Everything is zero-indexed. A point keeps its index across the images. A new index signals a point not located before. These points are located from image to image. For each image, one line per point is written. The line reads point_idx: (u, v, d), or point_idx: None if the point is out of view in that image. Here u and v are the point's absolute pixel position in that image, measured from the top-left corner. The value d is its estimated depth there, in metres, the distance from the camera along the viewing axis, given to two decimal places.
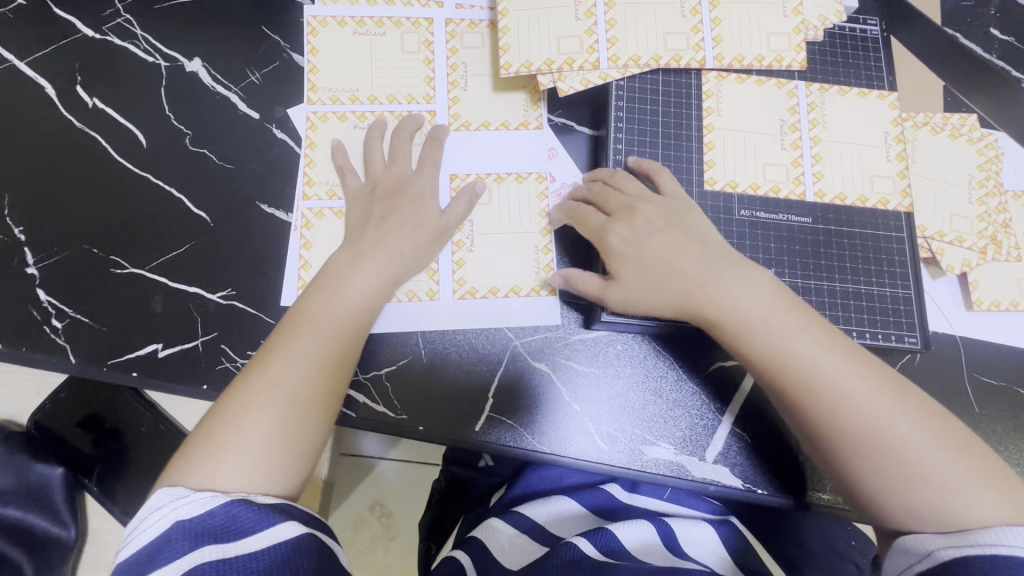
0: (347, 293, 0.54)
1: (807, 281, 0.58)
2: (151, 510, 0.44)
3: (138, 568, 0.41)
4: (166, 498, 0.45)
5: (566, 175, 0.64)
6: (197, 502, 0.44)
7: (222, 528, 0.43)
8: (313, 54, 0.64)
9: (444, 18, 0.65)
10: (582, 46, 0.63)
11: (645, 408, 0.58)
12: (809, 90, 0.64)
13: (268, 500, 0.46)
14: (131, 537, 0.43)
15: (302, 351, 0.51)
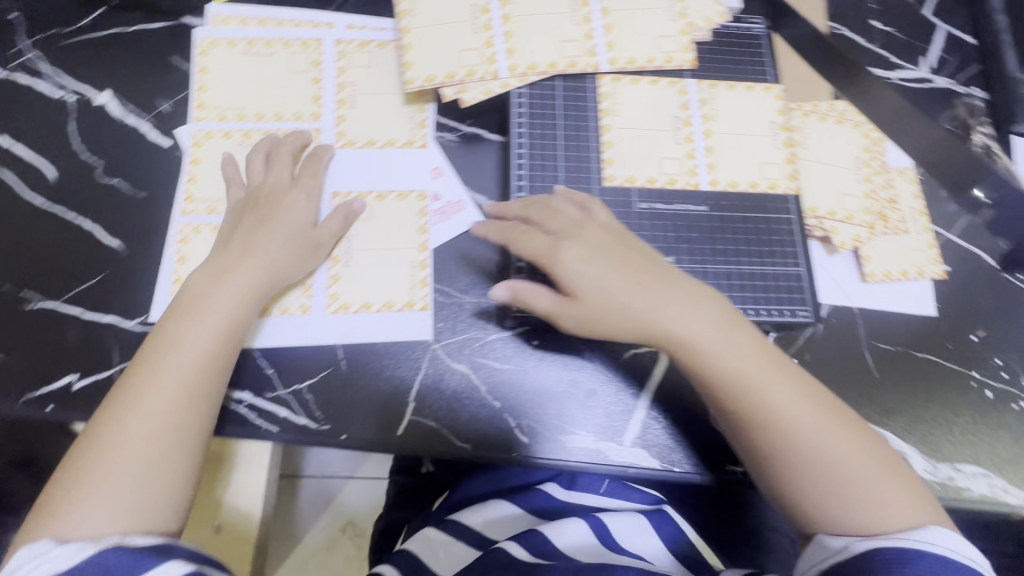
0: (220, 322, 0.54)
1: (704, 266, 0.61)
2: (14, 568, 0.44)
3: None
4: (27, 555, 0.44)
5: (446, 195, 0.68)
6: (58, 556, 0.44)
7: (91, 574, 0.43)
8: (202, 72, 0.68)
9: (335, 39, 0.71)
10: (482, 58, 0.66)
11: (561, 398, 0.61)
12: (700, 87, 0.68)
13: (146, 541, 0.46)
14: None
15: (159, 365, 0.52)
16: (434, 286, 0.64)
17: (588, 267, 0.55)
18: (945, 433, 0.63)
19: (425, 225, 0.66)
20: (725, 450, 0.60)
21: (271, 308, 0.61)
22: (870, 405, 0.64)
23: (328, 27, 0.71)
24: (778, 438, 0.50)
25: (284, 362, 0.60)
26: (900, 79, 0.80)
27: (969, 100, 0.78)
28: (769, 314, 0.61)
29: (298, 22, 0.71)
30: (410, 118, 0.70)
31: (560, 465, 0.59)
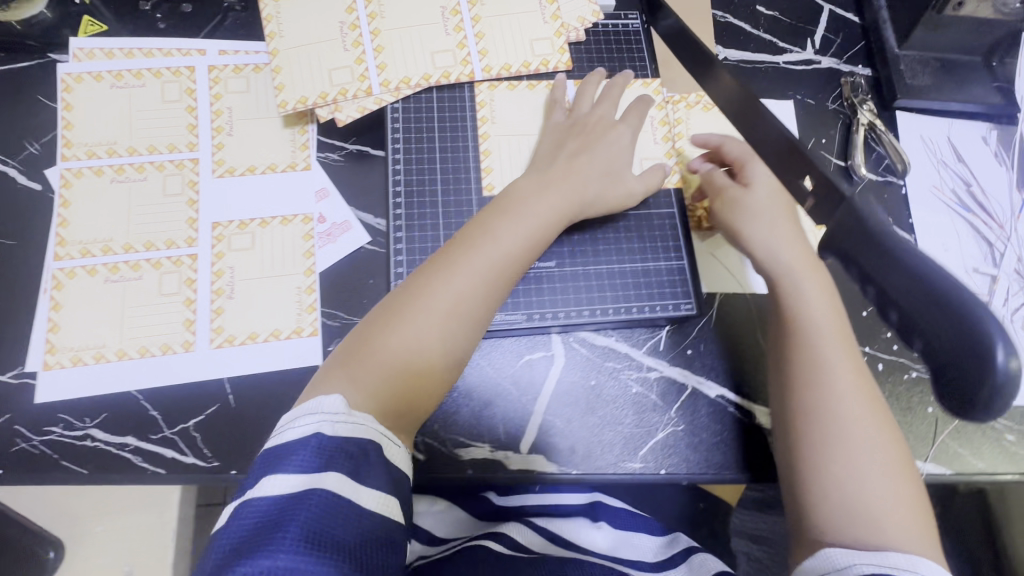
0: (501, 266, 0.57)
1: (586, 267, 0.65)
2: (306, 412, 0.48)
3: (273, 463, 0.45)
4: (320, 404, 0.49)
5: (331, 216, 0.67)
6: (344, 424, 0.48)
7: (351, 454, 0.46)
8: (67, 109, 0.67)
9: (207, 65, 0.69)
10: (354, 75, 0.65)
11: (456, 411, 0.61)
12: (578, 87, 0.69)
13: (323, 438, 0.46)
14: (282, 432, 0.48)
15: (471, 248, 0.57)
16: (321, 309, 0.63)
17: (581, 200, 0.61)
18: None
19: (312, 248, 0.65)
20: (620, 447, 0.62)
21: (152, 348, 0.60)
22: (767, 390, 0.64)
23: (200, 54, 0.70)
24: (816, 397, 0.55)
25: (168, 401, 0.59)
26: (785, 62, 0.81)
27: (852, 78, 0.79)
28: (649, 310, 0.64)
29: (167, 51, 0.69)
30: (292, 140, 0.68)
31: (457, 477, 0.59)
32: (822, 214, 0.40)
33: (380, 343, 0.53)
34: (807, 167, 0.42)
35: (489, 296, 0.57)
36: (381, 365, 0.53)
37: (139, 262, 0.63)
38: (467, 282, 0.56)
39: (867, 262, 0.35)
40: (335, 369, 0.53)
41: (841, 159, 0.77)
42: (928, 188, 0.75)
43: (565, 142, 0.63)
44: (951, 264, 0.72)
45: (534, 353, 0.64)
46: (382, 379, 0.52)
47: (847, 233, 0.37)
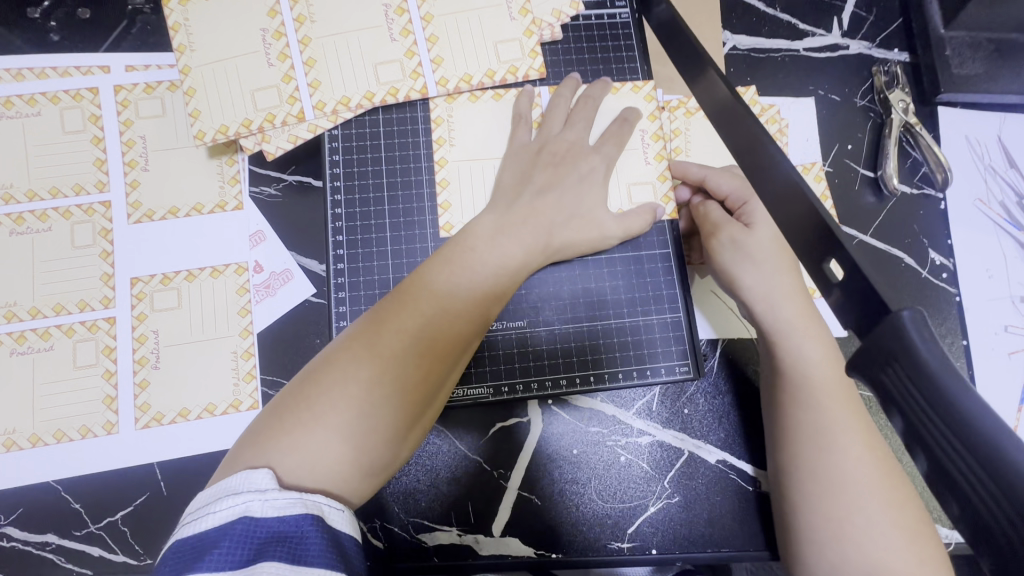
0: (506, 267, 0.50)
1: (563, 325, 0.56)
2: (227, 491, 0.37)
3: (190, 557, 0.34)
4: (247, 480, 0.37)
5: (268, 264, 0.57)
6: (280, 500, 0.37)
7: (288, 536, 0.35)
8: None
9: (113, 85, 0.58)
10: (281, 97, 0.55)
11: (418, 491, 0.54)
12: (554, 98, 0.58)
13: (268, 506, 0.36)
14: (194, 518, 0.36)
15: (501, 227, 0.51)
16: (262, 377, 0.55)
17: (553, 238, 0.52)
18: None
19: (248, 304, 0.56)
20: (605, 525, 0.54)
21: (70, 432, 0.52)
22: None
23: (103, 72, 0.58)
24: (824, 460, 0.46)
25: (91, 492, 0.52)
26: (805, 48, 0.67)
27: (887, 67, 0.66)
28: (637, 374, 0.55)
29: (64, 69, 0.58)
30: (219, 173, 0.58)
31: (421, 566, 0.53)
32: (850, 315, 0.29)
33: (331, 387, 0.42)
34: (831, 247, 0.31)
35: (467, 324, 0.47)
36: (339, 418, 0.41)
37: (48, 329, 0.54)
38: (443, 311, 0.46)
39: (907, 404, 0.22)
40: (274, 429, 0.41)
41: (869, 168, 0.65)
42: (972, 202, 0.64)
43: (508, 169, 0.54)
44: (996, 294, 0.62)
45: (507, 420, 0.56)
46: (347, 436, 0.41)
47: (887, 358, 0.24)
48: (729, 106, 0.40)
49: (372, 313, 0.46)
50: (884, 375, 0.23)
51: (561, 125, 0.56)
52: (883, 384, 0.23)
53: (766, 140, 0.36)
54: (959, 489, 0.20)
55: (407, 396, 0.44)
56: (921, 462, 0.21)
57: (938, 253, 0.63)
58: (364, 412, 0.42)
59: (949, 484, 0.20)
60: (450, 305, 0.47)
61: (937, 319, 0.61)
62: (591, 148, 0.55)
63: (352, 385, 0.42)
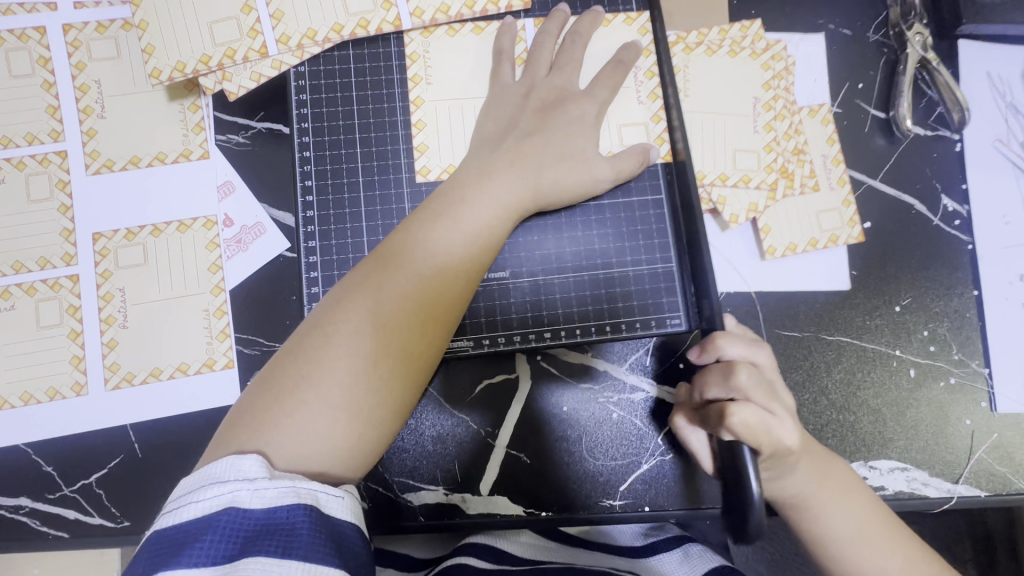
0: (490, 215, 0.46)
1: (549, 278, 0.52)
2: (212, 478, 0.35)
3: (171, 549, 0.33)
4: (234, 468, 0.35)
5: (238, 218, 0.54)
6: (269, 491, 0.34)
7: (276, 528, 0.34)
8: None
9: (62, 24, 0.54)
10: (241, 29, 0.51)
11: (404, 450, 0.52)
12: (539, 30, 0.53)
13: (255, 497, 0.34)
14: (179, 505, 0.34)
15: (483, 172, 0.47)
16: (237, 336, 0.52)
17: (539, 185, 0.48)
18: (868, 437, 0.55)
19: (219, 260, 0.53)
20: (604, 485, 0.53)
21: (37, 394, 0.50)
22: None
23: (50, 10, 0.54)
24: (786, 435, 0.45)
25: (62, 455, 0.50)
26: None
27: None
28: (626, 328, 0.52)
29: (6, 7, 0.53)
30: (183, 120, 0.54)
31: (409, 525, 0.52)
32: None
33: (324, 359, 0.40)
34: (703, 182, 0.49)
35: (465, 283, 0.45)
36: (336, 390, 0.39)
37: (7, 288, 0.51)
38: (436, 272, 0.44)
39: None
40: (266, 408, 0.39)
41: (881, 110, 0.61)
42: (991, 142, 0.60)
43: (500, 111, 0.50)
44: (1011, 241, 0.59)
45: (495, 377, 0.54)
46: (353, 411, 0.39)
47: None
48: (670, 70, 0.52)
49: (357, 277, 0.43)
50: None
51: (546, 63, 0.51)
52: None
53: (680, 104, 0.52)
54: None
55: (411, 367, 0.42)
56: None
57: (952, 199, 0.59)
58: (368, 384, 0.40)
59: None
60: (445, 265, 0.44)
61: (947, 267, 0.58)
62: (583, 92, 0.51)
63: (350, 359, 0.40)
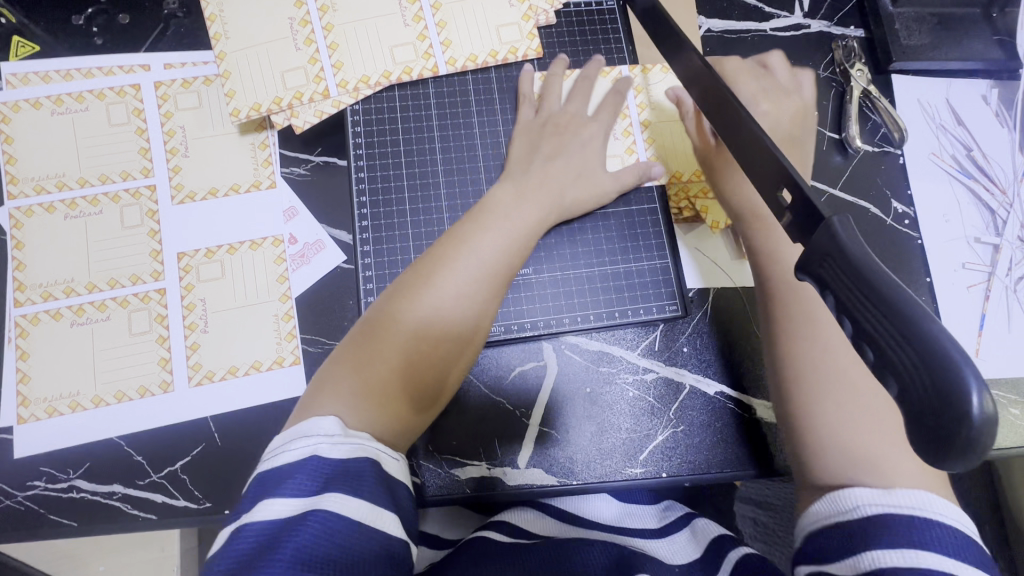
0: None
1: (564, 274, 0.63)
2: (299, 434, 0.43)
3: (271, 483, 0.40)
4: (316, 426, 0.43)
5: (300, 236, 0.63)
6: (345, 445, 0.42)
7: (352, 474, 0.41)
8: (10, 142, 0.62)
9: (153, 81, 0.64)
10: (308, 77, 0.61)
11: (449, 432, 0.59)
12: (634, 73, 0.66)
13: (338, 449, 0.42)
14: (275, 454, 0.42)
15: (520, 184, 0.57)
16: (302, 336, 0.60)
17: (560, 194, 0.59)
18: None
19: (285, 272, 0.62)
20: (621, 456, 0.60)
21: (128, 392, 0.58)
22: (768, 379, 0.63)
23: (144, 70, 0.64)
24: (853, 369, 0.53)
25: (152, 445, 0.57)
26: (772, 28, 0.75)
27: (845, 42, 0.74)
28: (631, 314, 0.62)
29: (108, 69, 0.64)
30: (253, 156, 0.64)
31: (456, 498, 0.58)
32: (798, 232, 0.38)
33: (357, 370, 0.48)
34: (783, 179, 0.39)
35: (489, 302, 0.53)
36: (384, 376, 0.48)
37: (104, 302, 0.60)
38: (450, 292, 0.52)
39: (837, 285, 0.34)
40: (320, 393, 0.47)
41: (835, 131, 0.73)
42: (927, 155, 0.72)
43: (539, 144, 0.61)
44: (952, 235, 0.70)
45: (525, 364, 0.62)
46: (371, 411, 0.46)
47: (824, 255, 0.35)
48: (706, 83, 0.48)
49: (405, 284, 0.52)
50: (824, 268, 0.35)
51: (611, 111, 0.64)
52: (820, 275, 0.35)
53: (736, 104, 0.44)
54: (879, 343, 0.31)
55: (423, 374, 0.50)
56: (868, 351, 0.31)
57: (900, 203, 0.71)
58: (403, 376, 0.49)
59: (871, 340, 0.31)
60: (478, 284, 0.53)
61: (902, 259, 0.69)
62: (589, 117, 0.63)
63: (380, 359, 0.49)
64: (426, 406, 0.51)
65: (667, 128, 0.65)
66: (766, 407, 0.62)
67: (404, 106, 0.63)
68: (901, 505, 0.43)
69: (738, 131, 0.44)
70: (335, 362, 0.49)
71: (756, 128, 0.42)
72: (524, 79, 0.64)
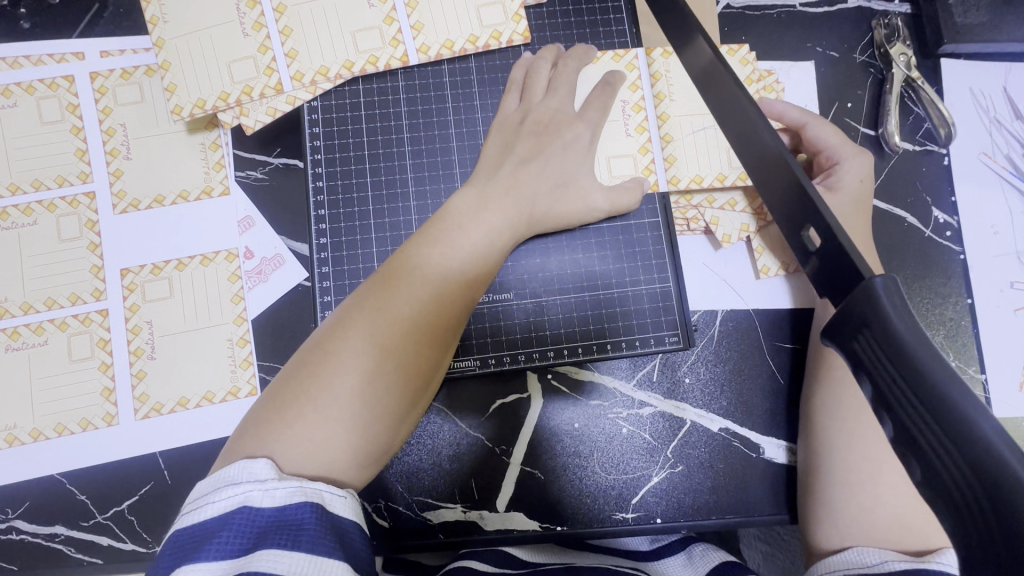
0: (496, 234, 0.48)
1: (551, 297, 0.56)
2: (225, 481, 0.34)
3: (190, 546, 0.31)
4: (245, 470, 0.34)
5: (256, 250, 0.56)
6: (279, 490, 0.33)
7: (286, 524, 0.32)
8: None
9: (89, 72, 0.57)
10: (258, 68, 0.54)
11: (421, 471, 0.54)
12: (651, 57, 0.58)
13: (277, 491, 0.33)
14: (193, 508, 0.33)
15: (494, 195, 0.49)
16: (259, 363, 0.54)
17: (543, 207, 0.51)
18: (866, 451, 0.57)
19: (240, 291, 0.55)
20: (617, 494, 0.54)
21: (69, 425, 0.53)
22: (779, 414, 0.56)
23: (78, 59, 0.57)
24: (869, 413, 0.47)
25: (96, 483, 0.52)
26: (801, 3, 0.65)
27: (888, 20, 0.63)
28: (626, 343, 0.55)
29: (38, 58, 0.57)
30: (203, 157, 0.57)
31: (427, 544, 0.53)
32: (825, 285, 0.30)
33: (338, 370, 0.38)
34: (808, 216, 0.31)
35: (484, 281, 0.47)
36: (338, 406, 0.38)
37: (41, 324, 0.54)
38: (445, 269, 0.45)
39: (876, 371, 0.24)
40: (288, 408, 0.37)
41: (869, 127, 0.63)
42: (976, 155, 0.63)
43: (515, 143, 0.52)
44: (1001, 249, 0.61)
45: (507, 397, 0.56)
46: (359, 416, 0.38)
47: (859, 325, 0.25)
48: (713, 71, 0.38)
49: (361, 294, 0.43)
50: (857, 342, 0.25)
51: (612, 106, 0.55)
52: (855, 352, 0.25)
53: (749, 107, 0.35)
54: (926, 458, 0.22)
55: (420, 368, 0.42)
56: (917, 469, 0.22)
57: (942, 211, 0.61)
58: (365, 401, 0.38)
59: (917, 452, 0.22)
60: (444, 288, 0.44)
61: (941, 276, 0.60)
62: (576, 115, 0.54)
63: (368, 354, 0.39)
64: (421, 405, 0.43)
65: (688, 122, 0.57)
66: (776, 446, 0.55)
67: (369, 102, 0.55)
68: (927, 561, 0.40)
69: (749, 140, 0.36)
70: (302, 367, 0.39)
71: (778, 146, 0.33)
72: (517, 65, 0.55)
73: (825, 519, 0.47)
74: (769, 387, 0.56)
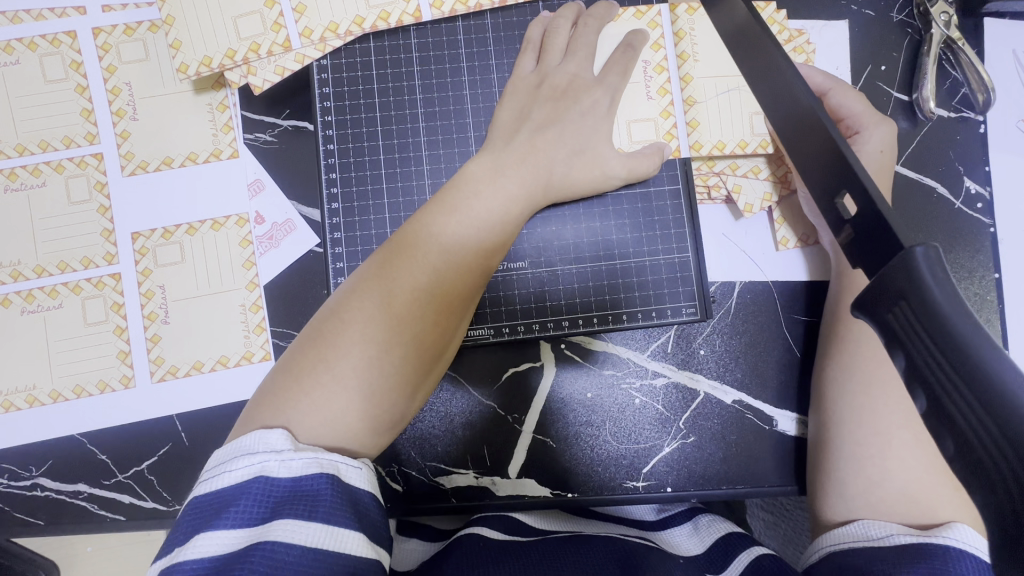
0: (511, 201, 0.47)
1: (565, 266, 0.54)
2: (242, 450, 0.34)
3: (209, 513, 0.32)
4: (262, 440, 0.34)
5: (266, 216, 0.55)
6: (295, 461, 0.33)
7: (302, 495, 0.32)
8: None
9: (91, 28, 0.55)
10: (265, 24, 0.52)
11: (434, 438, 0.54)
12: (675, 14, 0.55)
13: (294, 463, 0.33)
14: (212, 475, 0.33)
15: (509, 160, 0.48)
16: (272, 329, 0.54)
17: (560, 172, 0.50)
18: None
19: (251, 256, 0.54)
20: (628, 463, 0.55)
21: (87, 386, 0.53)
22: (794, 388, 0.55)
23: (78, 14, 0.55)
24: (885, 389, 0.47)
25: (115, 444, 0.53)
26: None
27: None
28: (641, 314, 0.54)
29: (38, 12, 0.55)
30: (211, 119, 0.55)
31: (439, 507, 0.54)
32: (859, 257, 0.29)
33: (351, 338, 0.38)
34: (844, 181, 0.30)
35: (499, 249, 0.46)
36: (354, 374, 0.37)
37: (55, 287, 0.54)
38: (458, 237, 0.44)
39: (912, 344, 0.22)
40: (303, 374, 0.37)
41: (903, 92, 0.60)
42: (1014, 124, 0.60)
43: (531, 107, 0.50)
44: None
45: (520, 365, 0.55)
46: (373, 384, 0.38)
47: (896, 298, 0.23)
48: (746, 27, 0.36)
49: (374, 262, 0.42)
50: (891, 315, 0.23)
51: (634, 66, 0.53)
52: (888, 324, 0.23)
53: (786, 65, 0.33)
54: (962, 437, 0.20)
55: (434, 337, 0.41)
56: (949, 446, 0.20)
57: (974, 182, 0.59)
58: (380, 369, 0.38)
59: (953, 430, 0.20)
60: (457, 256, 0.43)
61: (969, 250, 0.58)
62: (595, 78, 0.52)
63: (382, 322, 0.39)
64: (434, 373, 0.43)
65: (712, 85, 0.55)
66: (790, 418, 0.55)
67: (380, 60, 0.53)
68: (932, 535, 0.39)
69: (782, 101, 0.34)
70: (317, 333, 0.39)
71: (815, 106, 0.31)
72: (534, 24, 0.53)
73: (831, 491, 0.47)
74: (785, 361, 0.55)
